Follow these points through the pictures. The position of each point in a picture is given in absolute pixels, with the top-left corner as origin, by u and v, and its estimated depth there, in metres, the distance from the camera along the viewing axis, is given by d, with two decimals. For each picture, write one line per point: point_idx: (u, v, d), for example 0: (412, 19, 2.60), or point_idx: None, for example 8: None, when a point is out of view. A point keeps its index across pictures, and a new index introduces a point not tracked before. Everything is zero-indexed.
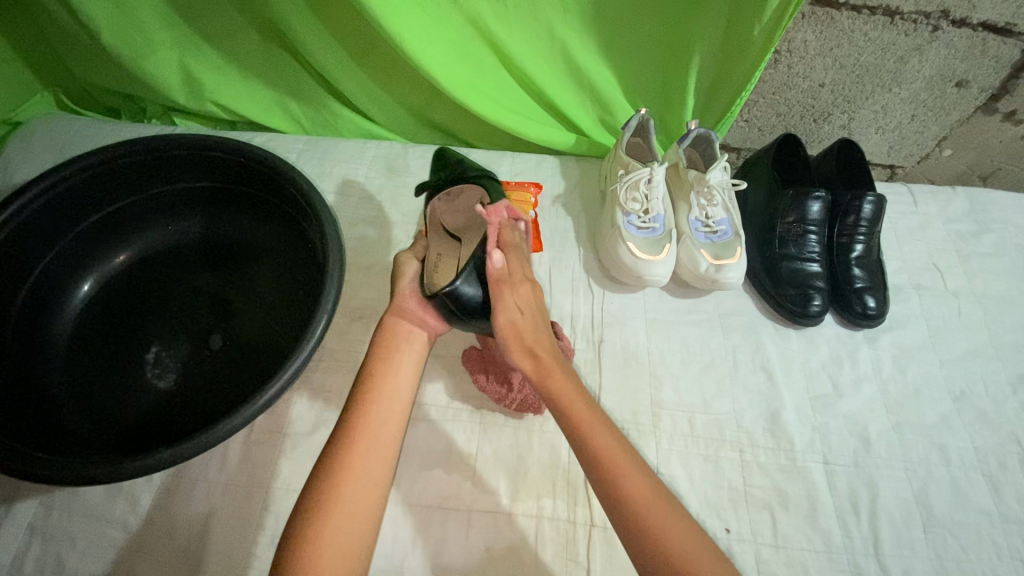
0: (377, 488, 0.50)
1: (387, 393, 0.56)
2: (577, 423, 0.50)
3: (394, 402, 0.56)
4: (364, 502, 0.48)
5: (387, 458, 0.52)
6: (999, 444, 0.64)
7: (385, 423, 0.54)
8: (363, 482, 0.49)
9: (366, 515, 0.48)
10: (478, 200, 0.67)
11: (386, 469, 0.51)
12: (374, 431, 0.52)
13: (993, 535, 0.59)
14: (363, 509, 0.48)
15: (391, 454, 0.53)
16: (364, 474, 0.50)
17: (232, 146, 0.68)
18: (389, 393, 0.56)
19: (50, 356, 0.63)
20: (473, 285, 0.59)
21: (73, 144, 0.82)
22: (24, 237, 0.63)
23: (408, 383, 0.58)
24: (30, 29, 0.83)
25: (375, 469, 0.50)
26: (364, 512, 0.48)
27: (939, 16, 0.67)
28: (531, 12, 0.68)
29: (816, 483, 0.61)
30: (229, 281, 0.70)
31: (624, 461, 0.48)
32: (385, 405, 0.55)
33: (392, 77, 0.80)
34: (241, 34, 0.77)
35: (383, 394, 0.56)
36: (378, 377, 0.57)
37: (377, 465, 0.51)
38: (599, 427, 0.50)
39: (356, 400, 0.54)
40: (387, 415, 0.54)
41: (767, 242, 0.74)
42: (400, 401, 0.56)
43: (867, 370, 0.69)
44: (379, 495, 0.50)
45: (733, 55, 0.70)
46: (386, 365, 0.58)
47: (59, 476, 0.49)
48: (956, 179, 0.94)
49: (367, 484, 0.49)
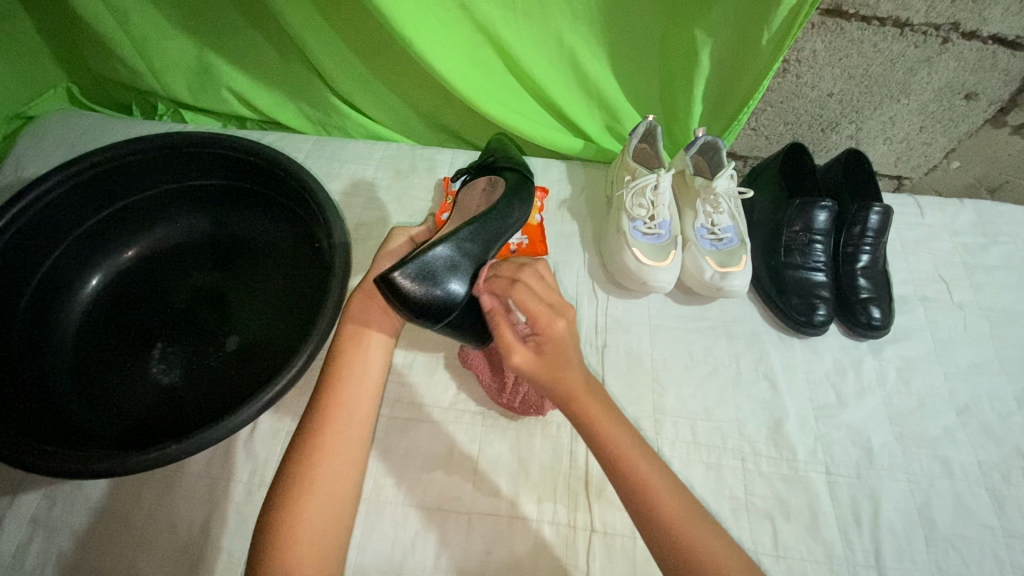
0: (348, 487, 0.48)
1: (356, 379, 0.53)
2: (572, 391, 0.47)
3: (361, 391, 0.52)
4: (334, 502, 0.47)
5: (355, 454, 0.49)
6: (1002, 458, 0.64)
7: (352, 415, 0.51)
8: (334, 480, 0.47)
9: (336, 505, 0.47)
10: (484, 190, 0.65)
11: (355, 464, 0.49)
12: (338, 427, 0.49)
13: (995, 550, 0.59)
14: (337, 509, 0.47)
15: (360, 447, 0.50)
16: (330, 474, 0.47)
17: (243, 145, 0.69)
18: (354, 383, 0.52)
19: (55, 351, 0.63)
20: (428, 272, 0.47)
21: (85, 140, 0.83)
22: (32, 232, 0.64)
23: (375, 366, 0.55)
24: (47, 25, 0.84)
25: (342, 469, 0.48)
26: (335, 514, 0.47)
27: (949, 28, 0.67)
28: (540, 19, 0.69)
29: (818, 494, 0.61)
30: (236, 279, 0.70)
31: (636, 458, 0.45)
32: (352, 396, 0.52)
33: (401, 80, 0.81)
34: (255, 35, 0.78)
35: (353, 379, 0.53)
36: (342, 367, 0.53)
37: (344, 464, 0.48)
38: (610, 420, 0.46)
39: (326, 385, 0.52)
40: (353, 409, 0.51)
41: (773, 251, 0.74)
42: (367, 388, 0.53)
43: (871, 381, 0.69)
44: (349, 493, 0.48)
45: (741, 64, 0.69)
46: (353, 352, 0.54)
47: (64, 469, 0.50)
48: (963, 191, 0.93)
49: (336, 483, 0.47)
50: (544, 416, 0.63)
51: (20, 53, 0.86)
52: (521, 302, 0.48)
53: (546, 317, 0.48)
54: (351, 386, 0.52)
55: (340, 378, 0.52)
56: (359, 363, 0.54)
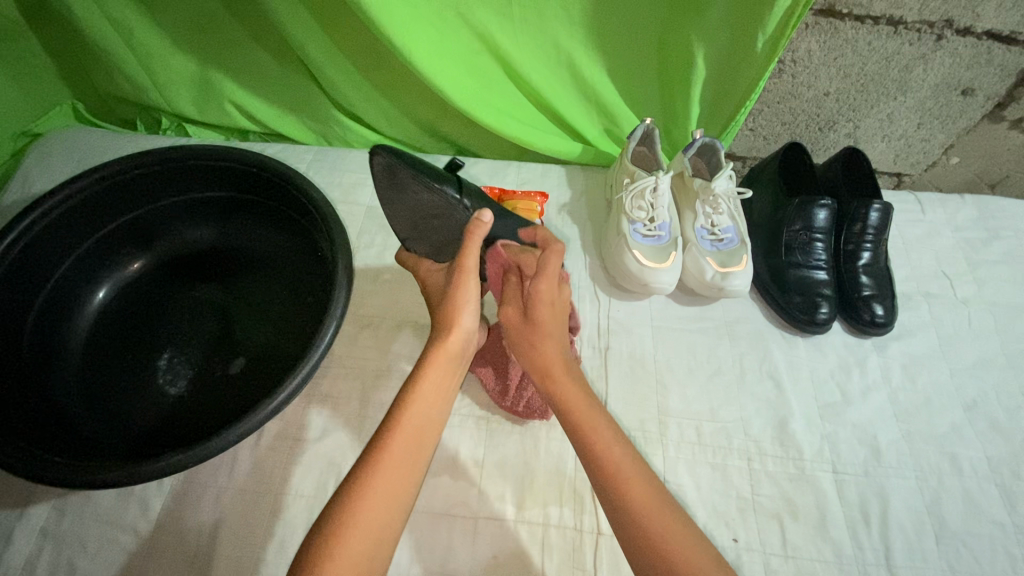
0: (392, 524, 0.45)
1: (420, 417, 0.50)
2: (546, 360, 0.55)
3: (423, 430, 0.50)
4: (380, 531, 0.44)
5: (401, 505, 0.46)
6: (1011, 453, 0.64)
7: (411, 459, 0.48)
8: (383, 514, 0.45)
9: (379, 539, 0.44)
10: (403, 201, 0.56)
11: (405, 500, 0.46)
12: (396, 470, 0.47)
13: (1007, 546, 0.58)
14: (379, 544, 0.44)
15: (408, 496, 0.47)
16: (375, 519, 0.44)
17: (244, 158, 0.70)
18: (414, 428, 0.49)
19: (64, 363, 0.64)
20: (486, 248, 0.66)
21: (91, 155, 0.84)
22: (42, 245, 0.65)
23: (443, 407, 0.53)
24: (53, 45, 0.86)
25: (390, 517, 0.45)
26: (374, 563, 0.43)
27: (943, 25, 0.67)
28: (537, 27, 0.70)
29: (826, 492, 0.60)
30: (241, 289, 0.71)
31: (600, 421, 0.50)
32: (413, 432, 0.49)
33: (400, 92, 0.82)
34: (256, 51, 0.80)
35: (421, 416, 0.50)
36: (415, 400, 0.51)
37: (389, 513, 0.45)
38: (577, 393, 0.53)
39: (394, 415, 0.50)
40: (415, 445, 0.49)
41: (775, 250, 0.74)
42: (432, 422, 0.51)
43: (876, 378, 0.68)
44: (397, 522, 0.45)
45: (737, 66, 0.70)
46: (427, 394, 0.52)
47: (74, 480, 0.50)
48: (964, 187, 0.93)
49: (379, 532, 0.44)
50: (548, 419, 0.64)
51: (25, 71, 0.87)
52: (539, 285, 0.57)
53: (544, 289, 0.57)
54: (415, 422, 0.50)
55: (398, 423, 0.49)
56: (429, 401, 0.51)
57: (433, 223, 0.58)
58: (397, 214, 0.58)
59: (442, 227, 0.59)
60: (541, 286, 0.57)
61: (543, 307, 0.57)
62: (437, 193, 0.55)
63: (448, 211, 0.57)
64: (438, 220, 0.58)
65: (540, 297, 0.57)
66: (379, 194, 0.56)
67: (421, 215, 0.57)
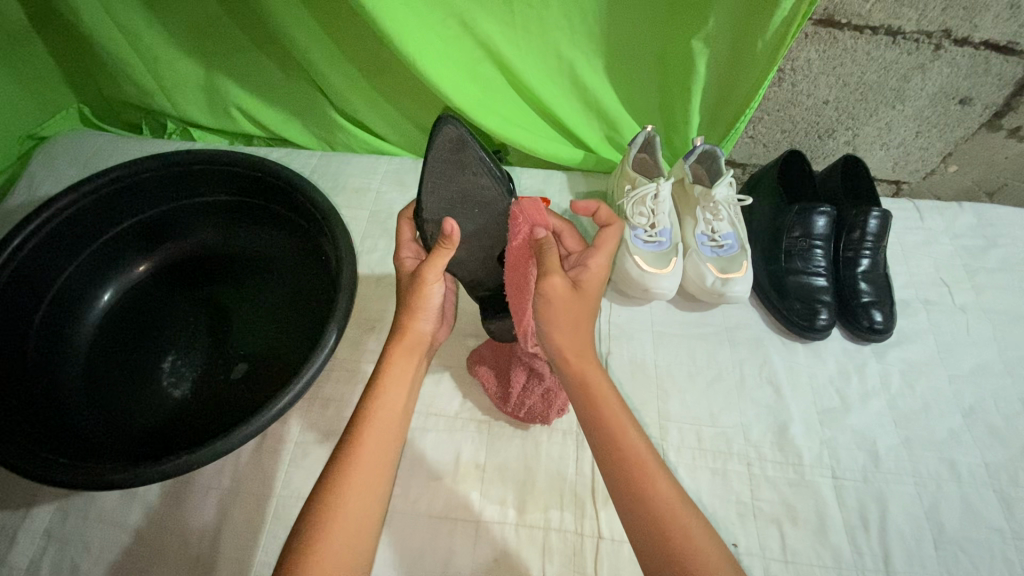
0: (371, 515, 0.46)
1: (389, 411, 0.52)
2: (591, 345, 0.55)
3: (390, 424, 0.51)
4: (360, 523, 0.45)
5: (377, 496, 0.47)
6: (1009, 459, 0.64)
7: (382, 451, 0.49)
8: (361, 505, 0.46)
9: (360, 531, 0.45)
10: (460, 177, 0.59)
11: (380, 491, 0.48)
12: (370, 463, 0.48)
13: (1005, 552, 0.59)
14: (360, 535, 0.45)
15: (384, 487, 0.48)
16: (354, 514, 0.45)
17: (248, 163, 0.70)
18: (383, 420, 0.51)
19: (69, 364, 0.65)
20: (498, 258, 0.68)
21: (96, 159, 0.85)
22: (48, 247, 0.65)
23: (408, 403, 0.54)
24: (61, 50, 0.86)
25: (367, 508, 0.46)
26: (358, 554, 0.44)
27: (940, 35, 0.68)
28: (539, 35, 0.71)
29: (825, 498, 0.61)
30: (244, 293, 0.71)
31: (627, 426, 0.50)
32: (382, 426, 0.51)
33: (403, 98, 0.83)
34: (262, 57, 0.81)
35: (388, 410, 0.52)
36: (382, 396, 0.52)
37: (367, 504, 0.47)
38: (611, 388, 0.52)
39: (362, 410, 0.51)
40: (383, 437, 0.50)
41: (775, 257, 0.74)
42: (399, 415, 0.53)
43: (876, 384, 0.69)
44: (375, 513, 0.47)
45: (737, 74, 0.71)
46: (394, 390, 0.53)
47: (79, 480, 0.51)
48: (962, 195, 0.94)
49: (359, 523, 0.45)
50: (549, 424, 0.64)
51: (32, 75, 0.88)
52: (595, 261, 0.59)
53: (593, 268, 0.59)
54: (385, 416, 0.51)
55: (367, 417, 0.50)
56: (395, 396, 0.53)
57: (467, 212, 0.61)
58: (443, 193, 0.59)
59: (476, 217, 0.62)
60: (602, 261, 0.59)
61: (596, 281, 0.58)
62: (489, 181, 0.61)
63: (495, 200, 0.62)
64: (475, 208, 0.61)
65: (596, 270, 0.58)
66: (433, 165, 0.57)
67: (463, 200, 0.60)
